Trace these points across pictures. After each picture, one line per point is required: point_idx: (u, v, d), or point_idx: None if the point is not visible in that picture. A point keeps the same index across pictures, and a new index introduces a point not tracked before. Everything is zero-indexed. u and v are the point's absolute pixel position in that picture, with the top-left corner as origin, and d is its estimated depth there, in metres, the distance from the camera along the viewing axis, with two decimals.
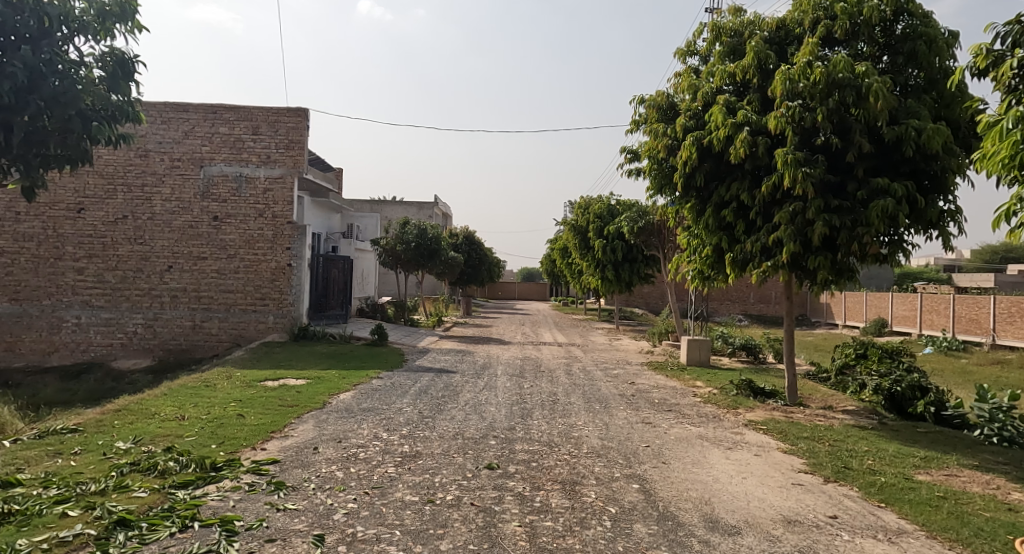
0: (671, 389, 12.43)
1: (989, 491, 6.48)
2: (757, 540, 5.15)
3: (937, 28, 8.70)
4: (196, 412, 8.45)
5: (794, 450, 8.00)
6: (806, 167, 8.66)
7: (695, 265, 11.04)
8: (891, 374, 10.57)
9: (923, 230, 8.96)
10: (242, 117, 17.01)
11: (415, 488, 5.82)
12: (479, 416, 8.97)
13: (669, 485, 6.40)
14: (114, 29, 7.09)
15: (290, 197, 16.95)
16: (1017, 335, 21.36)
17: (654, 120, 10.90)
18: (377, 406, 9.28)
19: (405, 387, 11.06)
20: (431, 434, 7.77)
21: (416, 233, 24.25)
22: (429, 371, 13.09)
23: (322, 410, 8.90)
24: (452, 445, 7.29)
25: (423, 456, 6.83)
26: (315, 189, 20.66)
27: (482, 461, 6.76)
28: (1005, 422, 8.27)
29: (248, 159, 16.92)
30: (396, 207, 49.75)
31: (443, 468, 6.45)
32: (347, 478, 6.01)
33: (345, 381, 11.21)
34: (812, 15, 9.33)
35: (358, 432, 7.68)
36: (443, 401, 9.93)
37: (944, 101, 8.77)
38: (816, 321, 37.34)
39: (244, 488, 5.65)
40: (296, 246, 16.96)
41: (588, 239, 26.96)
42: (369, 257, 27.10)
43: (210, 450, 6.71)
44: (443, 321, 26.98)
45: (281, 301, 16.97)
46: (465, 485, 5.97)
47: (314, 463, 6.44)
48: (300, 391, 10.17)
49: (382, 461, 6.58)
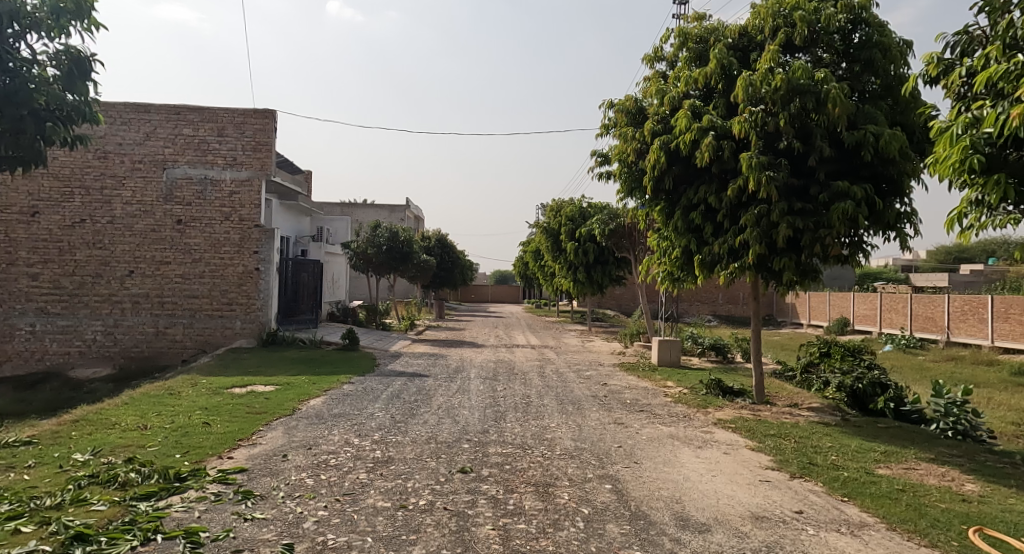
0: (642, 389, 12.59)
1: (945, 483, 6.74)
2: (726, 537, 5.30)
3: (891, 37, 9.02)
4: (160, 421, 8.37)
5: (762, 447, 8.21)
6: (770, 170, 8.92)
7: (665, 267, 11.25)
8: (853, 372, 10.88)
9: (881, 232, 9.26)
10: (206, 118, 16.81)
11: (387, 494, 5.86)
12: (452, 420, 9.03)
13: (641, 484, 6.54)
14: (70, 27, 7.07)
15: (258, 200, 16.82)
16: (970, 332, 22.07)
17: (624, 123, 11.11)
18: (348, 412, 9.27)
19: (377, 391, 11.05)
20: (404, 439, 7.80)
21: (388, 236, 24.18)
22: (401, 375, 13.09)
23: (291, 417, 8.86)
24: (424, 450, 7.33)
25: (395, 462, 6.86)
26: (284, 192, 20.46)
27: (455, 464, 6.82)
28: (959, 416, 8.58)
29: (213, 161, 16.73)
30: (368, 211, 49.66)
31: (416, 472, 6.50)
32: (317, 486, 6.02)
33: (315, 386, 11.18)
34: (771, 23, 9.60)
35: (328, 439, 7.69)
36: (416, 406, 9.94)
37: (900, 107, 9.10)
38: (781, 320, 38.11)
39: (210, 497, 5.64)
40: (264, 250, 16.84)
41: (560, 241, 27.15)
42: (339, 260, 26.93)
43: (174, 459, 6.66)
44: (415, 325, 26.88)
45: (249, 306, 16.81)
46: (438, 490, 6.03)
47: (283, 470, 6.43)
48: (268, 398, 10.11)
49: (353, 467, 6.61)
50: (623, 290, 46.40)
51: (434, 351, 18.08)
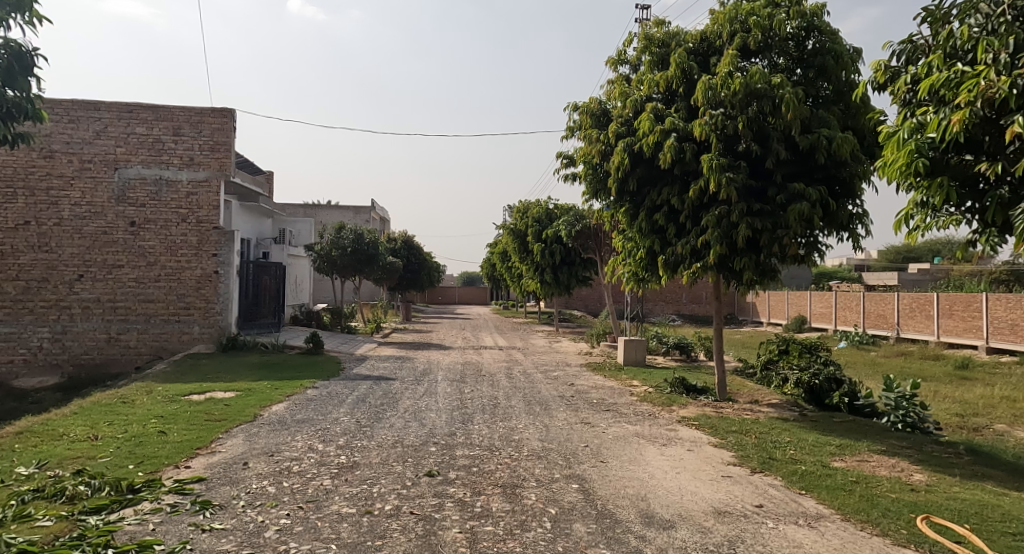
0: (607, 389, 12.75)
1: (895, 474, 7.01)
2: (690, 533, 5.45)
3: (843, 44, 9.35)
4: (111, 431, 8.22)
5: (724, 444, 8.42)
6: (730, 172, 9.14)
7: (629, 267, 11.45)
8: (809, 368, 11.25)
9: (835, 232, 9.59)
10: (161, 117, 16.52)
11: (352, 500, 5.88)
12: (418, 423, 9.08)
13: (607, 483, 6.67)
14: (8, 18, 6.61)
15: (216, 201, 16.64)
16: (918, 328, 22.85)
17: (588, 126, 11.28)
18: (311, 417, 9.23)
19: (342, 396, 11.02)
20: (370, 443, 7.82)
21: (352, 238, 24.02)
22: (367, 379, 13.06)
23: (251, 423, 8.79)
24: (390, 454, 7.36)
25: (360, 466, 6.88)
26: (244, 193, 20.20)
27: (422, 468, 6.87)
28: (908, 408, 8.92)
29: (169, 161, 16.47)
30: (331, 211, 49.12)
31: (382, 477, 6.53)
32: (280, 493, 6.01)
33: (276, 392, 11.08)
34: (728, 28, 9.85)
35: (291, 445, 7.65)
36: (382, 409, 9.95)
37: (851, 112, 9.44)
38: (742, 319, 38.89)
39: (166, 509, 5.58)
40: (223, 252, 16.66)
41: (526, 243, 27.31)
42: (302, 263, 26.67)
43: (127, 471, 6.56)
44: (382, 328, 26.76)
45: (207, 310, 16.59)
46: (405, 494, 6.07)
47: (244, 479, 6.40)
48: (227, 404, 9.99)
49: (316, 474, 6.60)
50: (589, 291, 46.79)
51: (400, 354, 18.01)
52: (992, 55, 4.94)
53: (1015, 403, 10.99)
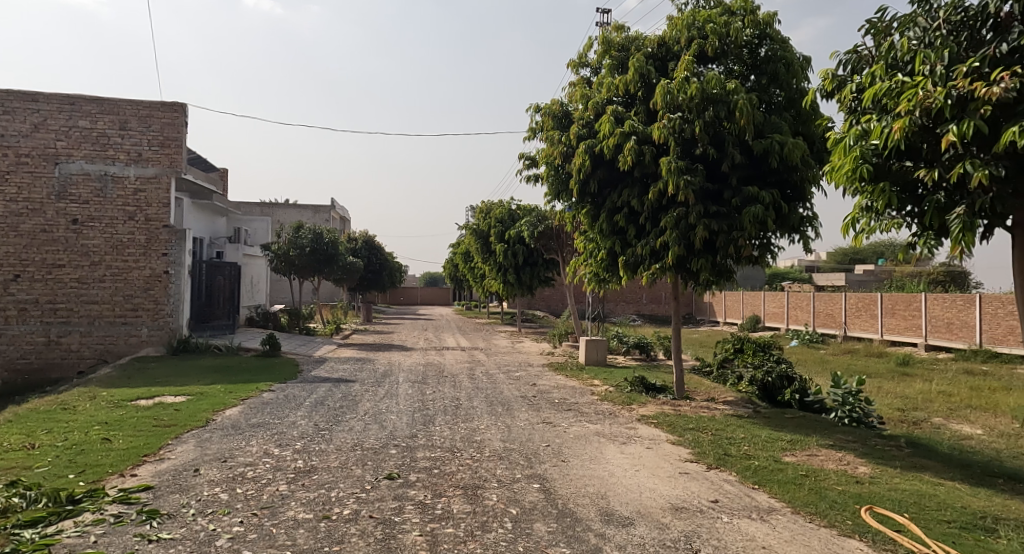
0: (569, 388, 12.89)
1: (841, 467, 7.30)
2: (648, 529, 5.60)
3: (794, 52, 9.68)
4: (51, 439, 8.02)
5: (681, 441, 8.63)
6: (687, 175, 9.37)
7: (590, 268, 11.64)
8: (763, 366, 11.60)
9: (787, 235, 9.92)
10: (106, 110, 16.10)
11: (309, 505, 5.87)
12: (379, 425, 9.08)
13: (568, 482, 6.79)
14: None
15: (166, 199, 16.32)
16: (864, 327, 23.66)
17: (550, 127, 11.44)
18: (267, 421, 9.15)
19: (300, 399, 10.94)
20: (328, 447, 7.80)
21: (311, 238, 23.69)
22: (325, 381, 12.97)
23: (203, 429, 8.68)
24: (349, 457, 7.36)
25: (318, 471, 6.86)
26: (196, 190, 19.85)
27: (382, 471, 6.89)
28: (854, 404, 9.27)
29: (115, 157, 16.07)
30: (288, 210, 48.48)
31: (341, 481, 6.53)
32: (232, 500, 5.96)
33: (230, 395, 10.92)
34: (685, 34, 10.08)
35: (245, 450, 7.58)
36: (341, 412, 9.92)
37: (802, 118, 9.79)
38: (699, 319, 39.65)
39: (109, 520, 5.46)
40: (174, 251, 16.36)
41: (489, 243, 27.39)
42: (257, 263, 26.27)
43: (67, 480, 6.40)
44: (341, 330, 26.53)
45: (156, 312, 16.25)
46: (364, 498, 6.10)
47: (194, 486, 6.31)
48: (177, 410, 9.82)
49: (271, 479, 6.57)
50: (551, 291, 47.11)
51: (360, 356, 17.89)
52: (929, 67, 5.15)
53: (954, 397, 11.50)
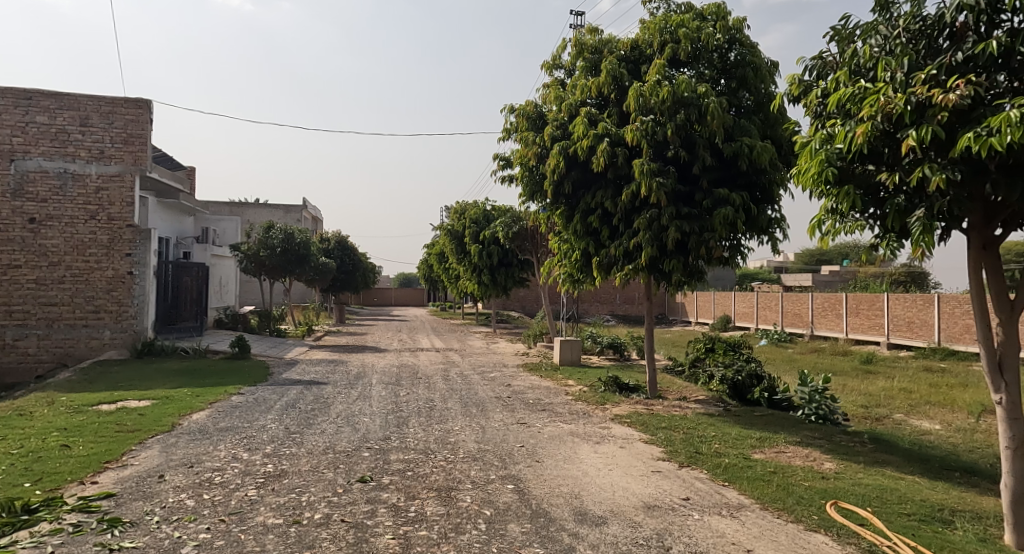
0: (544, 389, 12.99)
1: (808, 463, 7.47)
2: (621, 528, 5.68)
3: (762, 57, 9.88)
4: (8, 447, 7.85)
5: (654, 440, 8.76)
6: (659, 177, 9.49)
7: (565, 269, 11.76)
8: (733, 365, 11.80)
9: (756, 236, 10.11)
10: (66, 106, 15.78)
11: (278, 510, 5.85)
12: (351, 427, 9.07)
13: (541, 482, 6.85)
14: None
15: (130, 197, 16.07)
16: (829, 326, 24.15)
17: (524, 128, 11.52)
18: (236, 425, 9.08)
19: (270, 402, 10.86)
20: (299, 450, 7.77)
21: (282, 238, 23.41)
22: (297, 384, 12.90)
23: (168, 434, 8.58)
24: (321, 461, 7.35)
25: (288, 475, 6.84)
26: (161, 188, 19.58)
27: (354, 474, 6.89)
28: (820, 401, 9.49)
29: (75, 154, 15.77)
30: (258, 210, 48.04)
31: (312, 485, 6.52)
32: (198, 507, 5.89)
33: (197, 399, 10.80)
34: (658, 38, 10.22)
35: (212, 455, 7.52)
36: (313, 415, 9.86)
37: (770, 122, 9.98)
38: (672, 319, 40.11)
39: (67, 529, 5.35)
40: (139, 251, 16.11)
41: (463, 243, 27.40)
42: (228, 265, 25.90)
43: (24, 489, 6.27)
44: (314, 331, 26.32)
45: (119, 314, 16.00)
46: (336, 501, 6.09)
47: (158, 493, 6.23)
48: (142, 414, 9.68)
49: (240, 484, 6.52)
50: (526, 292, 47.26)
51: (333, 358, 17.81)
52: (890, 74, 5.28)
53: (914, 394, 11.82)
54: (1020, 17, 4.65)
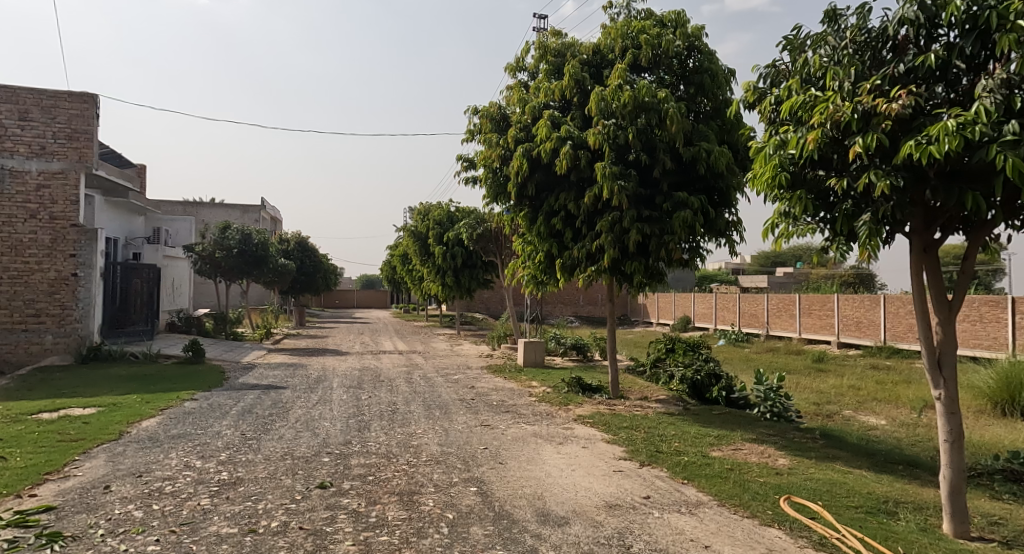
0: (507, 390, 13.05)
1: (763, 460, 7.69)
2: (583, 528, 5.78)
3: (719, 64, 10.12)
4: None
5: (616, 440, 8.90)
6: (621, 180, 9.63)
7: (529, 271, 11.87)
8: (692, 365, 12.05)
9: (715, 239, 10.35)
10: (3, 98, 15.19)
11: (233, 519, 5.75)
12: (310, 432, 9.00)
13: (504, 484, 6.92)
14: None
15: (74, 196, 15.65)
16: (784, 326, 24.78)
17: (488, 130, 11.59)
18: (188, 432, 8.94)
19: (225, 407, 10.70)
20: (255, 457, 7.69)
21: (239, 239, 23.05)
22: (254, 388, 12.72)
23: (116, 442, 8.38)
24: (279, 467, 7.28)
25: (243, 483, 6.75)
26: (109, 187, 19.09)
27: (313, 480, 6.85)
28: (775, 399, 9.76)
29: (14, 149, 15.24)
30: (214, 210, 47.23)
31: (269, 492, 6.45)
32: (147, 518, 5.75)
33: (147, 406, 10.57)
34: (620, 43, 10.39)
35: (162, 464, 7.38)
36: (270, 420, 9.75)
37: (727, 127, 10.24)
38: (634, 320, 40.63)
39: (4, 546, 5.15)
40: (84, 253, 15.76)
41: (427, 245, 27.33)
42: (181, 266, 25.51)
43: None
44: (272, 334, 25.92)
45: (61, 318, 15.58)
46: (294, 509, 6.04)
47: (103, 504, 6.07)
48: (86, 422, 9.43)
49: (192, 493, 6.40)
50: (490, 293, 47.29)
51: (292, 361, 17.59)
52: (838, 83, 5.49)
53: (862, 391, 12.23)
54: (956, 31, 4.89)
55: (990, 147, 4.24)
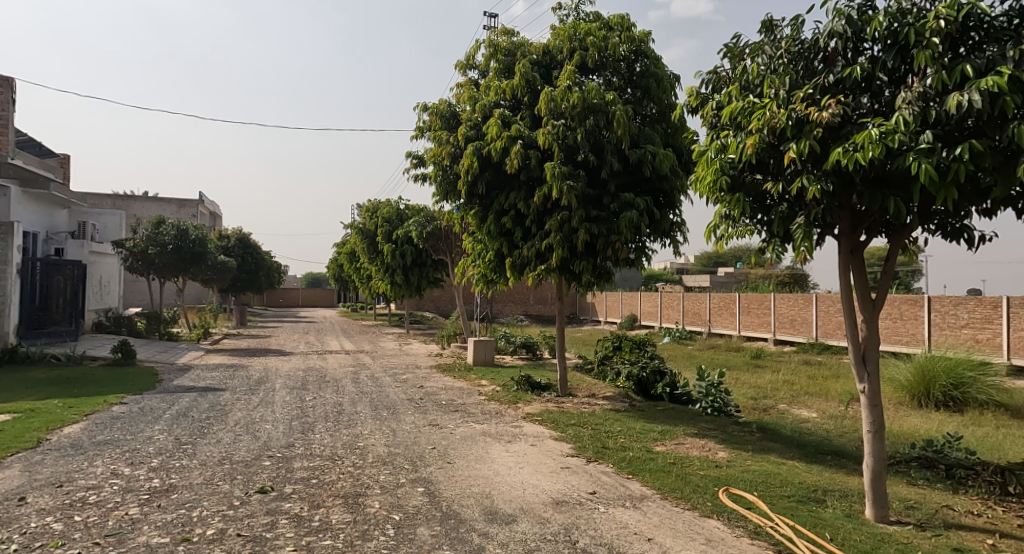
0: (456, 389, 13.09)
1: (704, 453, 7.95)
2: (530, 525, 5.89)
3: (664, 69, 10.37)
4: None
5: (564, 437, 9.05)
6: (570, 180, 9.77)
7: (478, 269, 11.93)
8: (638, 362, 12.33)
9: (660, 239, 10.61)
10: None
11: (165, 528, 5.61)
12: (251, 436, 8.86)
13: (452, 484, 6.98)
14: None
15: None
16: (724, 324, 25.51)
17: (438, 127, 11.61)
18: (117, 438, 8.67)
19: (157, 411, 10.41)
20: (190, 463, 7.52)
21: (174, 234, 22.41)
22: (191, 391, 12.41)
23: (36, 450, 8.06)
24: (216, 473, 7.15)
25: (177, 490, 6.60)
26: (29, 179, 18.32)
27: (253, 485, 6.75)
28: (716, 394, 10.08)
29: None
30: (146, 204, 45.68)
31: (204, 499, 6.33)
32: (68, 530, 5.55)
33: (70, 411, 10.21)
34: (568, 45, 10.55)
35: (87, 472, 7.14)
36: (207, 424, 9.55)
37: (672, 131, 10.51)
38: (583, 319, 41.15)
39: None
40: None
41: (375, 242, 27.09)
42: (110, 262, 24.72)
43: None
44: (210, 334, 25.24)
45: None
46: (231, 515, 5.94)
47: (18, 517, 5.82)
48: (2, 430, 9.03)
49: (120, 502, 6.21)
50: (439, 291, 47.13)
51: (232, 362, 17.19)
52: (775, 91, 5.72)
53: (796, 385, 12.74)
54: (880, 46, 5.18)
55: (908, 155, 4.51)
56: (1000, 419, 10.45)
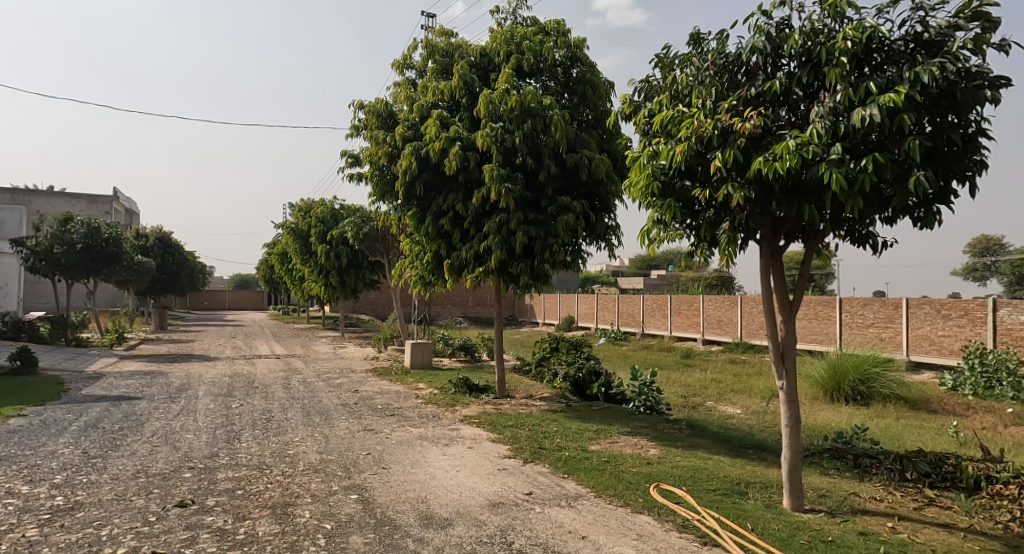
0: (392, 393, 12.99)
1: (636, 451, 8.18)
2: (465, 528, 5.94)
3: (600, 76, 10.62)
4: None
5: (501, 438, 9.15)
6: (508, 183, 9.88)
7: (416, 271, 11.89)
8: (575, 363, 12.56)
9: (595, 243, 10.84)
10: None
11: (70, 549, 5.38)
12: (169, 447, 8.58)
13: (387, 489, 6.96)
14: None
15: None
16: (656, 325, 26.19)
17: (375, 126, 11.52)
18: (18, 454, 8.23)
19: (62, 424, 9.93)
20: (100, 478, 7.23)
21: (84, 233, 21.37)
22: (103, 400, 11.88)
23: None
24: (131, 487, 6.91)
25: (84, 507, 6.34)
26: None
27: (171, 499, 6.56)
28: (648, 393, 10.38)
29: None
30: (50, 198, 43.43)
31: (116, 516, 6.11)
32: None
33: None
34: (505, 48, 10.69)
35: None
36: (122, 435, 9.19)
37: (607, 137, 10.75)
38: (521, 320, 41.40)
39: None
40: None
41: (308, 243, 26.67)
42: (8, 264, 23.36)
43: None
44: (127, 339, 24.16)
45: None
46: (147, 532, 5.76)
47: None
48: None
49: (19, 523, 5.91)
50: (376, 293, 46.59)
51: (151, 370, 16.51)
52: (702, 100, 5.97)
53: (722, 383, 13.22)
54: (797, 61, 5.47)
55: (822, 165, 4.80)
56: (902, 411, 11.16)
